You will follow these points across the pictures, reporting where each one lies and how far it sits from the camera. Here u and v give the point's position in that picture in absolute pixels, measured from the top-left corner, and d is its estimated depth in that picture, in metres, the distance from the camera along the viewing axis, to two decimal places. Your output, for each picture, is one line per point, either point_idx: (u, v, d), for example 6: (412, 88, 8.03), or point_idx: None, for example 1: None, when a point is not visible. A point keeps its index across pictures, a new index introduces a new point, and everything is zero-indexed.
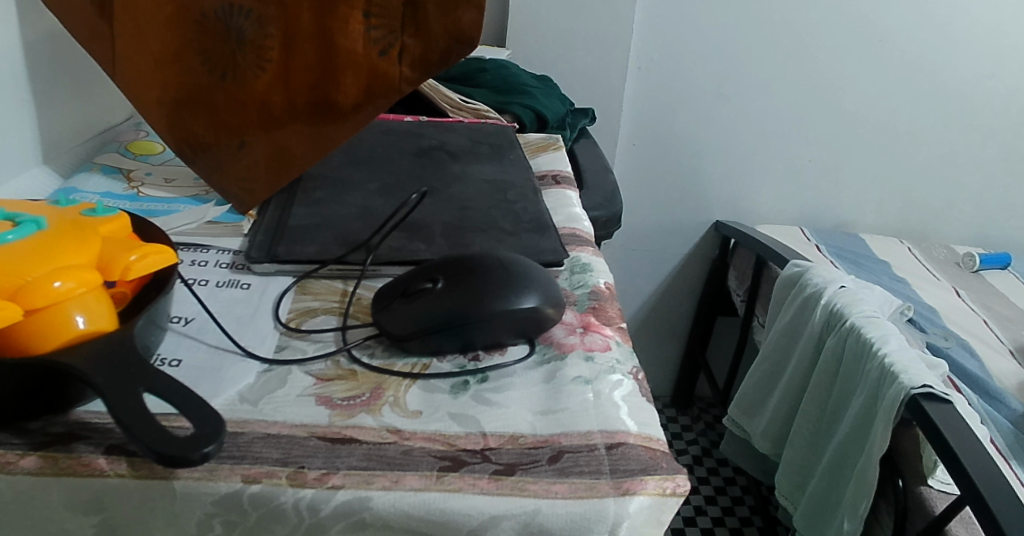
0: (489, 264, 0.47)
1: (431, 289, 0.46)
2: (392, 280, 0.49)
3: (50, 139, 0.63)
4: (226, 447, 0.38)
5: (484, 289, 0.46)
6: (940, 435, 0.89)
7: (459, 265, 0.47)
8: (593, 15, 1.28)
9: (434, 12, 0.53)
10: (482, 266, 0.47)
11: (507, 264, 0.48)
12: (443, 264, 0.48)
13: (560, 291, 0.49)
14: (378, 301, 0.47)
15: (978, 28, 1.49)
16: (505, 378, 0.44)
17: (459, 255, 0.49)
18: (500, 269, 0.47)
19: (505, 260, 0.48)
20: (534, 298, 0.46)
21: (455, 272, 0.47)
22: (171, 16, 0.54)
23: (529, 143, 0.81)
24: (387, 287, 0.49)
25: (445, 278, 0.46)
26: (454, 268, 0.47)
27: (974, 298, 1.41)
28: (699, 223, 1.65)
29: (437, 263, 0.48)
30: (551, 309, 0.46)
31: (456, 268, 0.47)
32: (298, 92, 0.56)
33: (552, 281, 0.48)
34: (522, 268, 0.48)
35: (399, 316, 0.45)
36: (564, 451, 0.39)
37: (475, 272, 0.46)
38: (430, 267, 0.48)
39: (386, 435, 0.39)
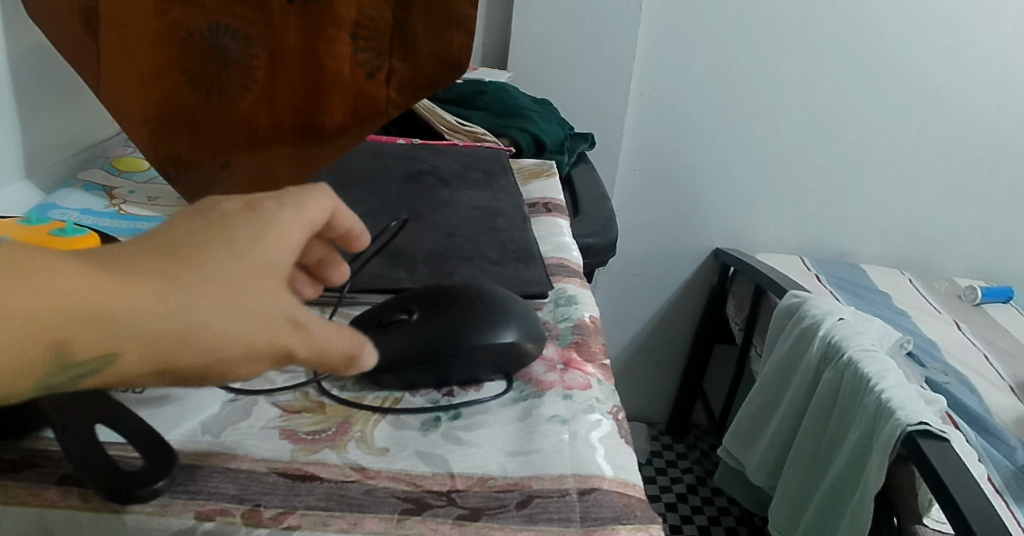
0: (467, 296, 0.47)
1: (407, 321, 0.45)
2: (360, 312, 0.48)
3: (35, 155, 0.62)
4: (181, 481, 0.36)
5: (462, 322, 0.45)
6: (935, 474, 0.87)
7: (437, 296, 0.46)
8: (597, 38, 1.28)
9: (422, 37, 0.52)
10: (462, 298, 0.46)
11: (486, 296, 0.47)
12: (416, 294, 0.47)
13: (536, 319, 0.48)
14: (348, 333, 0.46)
15: (984, 61, 1.49)
16: (477, 416, 0.42)
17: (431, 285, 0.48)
18: (481, 301, 0.46)
19: (485, 290, 0.48)
20: (514, 333, 0.45)
21: (430, 303, 0.46)
22: (157, 33, 0.53)
23: (521, 169, 0.80)
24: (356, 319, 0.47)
25: (420, 310, 0.45)
26: (432, 301, 0.46)
27: (975, 332, 1.39)
28: (699, 250, 1.63)
29: (411, 294, 0.47)
30: (531, 344, 0.45)
31: (433, 302, 0.46)
32: (284, 113, 0.55)
33: (532, 314, 0.47)
34: (501, 300, 0.47)
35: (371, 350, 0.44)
36: (533, 496, 0.37)
37: (452, 305, 0.46)
38: (406, 297, 0.47)
39: (349, 472, 0.38)
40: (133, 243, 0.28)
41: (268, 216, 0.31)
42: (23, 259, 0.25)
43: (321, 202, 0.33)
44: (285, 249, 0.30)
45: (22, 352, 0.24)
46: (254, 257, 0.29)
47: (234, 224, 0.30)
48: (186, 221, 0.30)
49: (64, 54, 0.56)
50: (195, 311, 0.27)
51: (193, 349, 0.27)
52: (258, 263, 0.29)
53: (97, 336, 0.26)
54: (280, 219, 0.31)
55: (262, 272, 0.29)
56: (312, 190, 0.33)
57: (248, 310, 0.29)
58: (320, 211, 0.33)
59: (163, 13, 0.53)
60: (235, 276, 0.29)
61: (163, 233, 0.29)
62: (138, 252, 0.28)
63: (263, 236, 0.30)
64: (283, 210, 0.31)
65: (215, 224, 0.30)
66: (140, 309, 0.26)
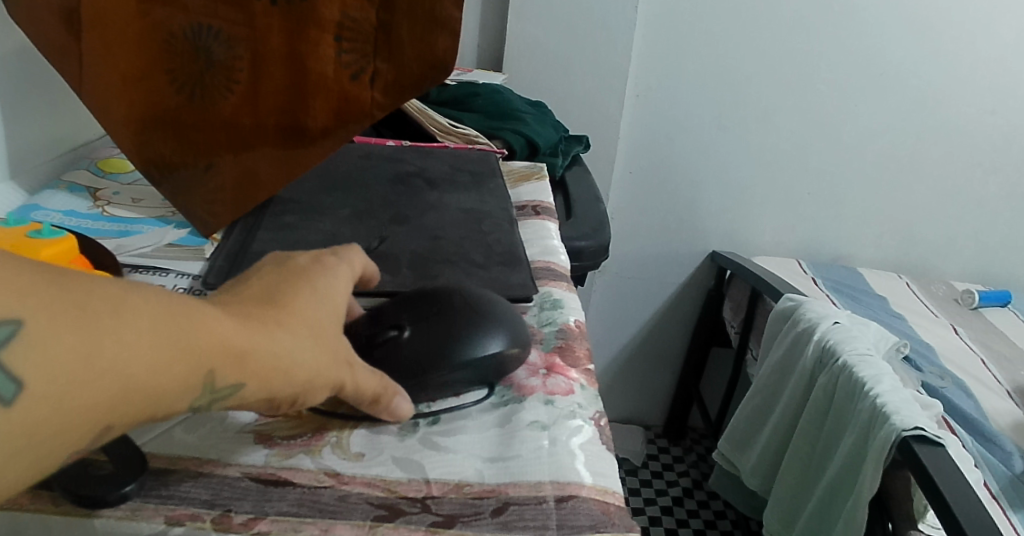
0: (459, 308, 0.45)
1: (399, 336, 0.43)
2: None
3: (18, 156, 0.62)
4: (152, 487, 0.36)
5: (458, 343, 0.44)
6: (930, 480, 0.87)
7: (425, 309, 0.45)
8: (592, 40, 1.27)
9: (408, 40, 0.53)
10: (454, 313, 0.45)
11: (478, 308, 0.46)
12: (401, 306, 0.45)
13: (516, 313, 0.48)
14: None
15: (980, 65, 1.48)
16: (456, 422, 0.42)
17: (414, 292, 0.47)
18: (470, 309, 0.46)
19: (470, 296, 0.47)
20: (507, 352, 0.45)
21: (421, 319, 0.45)
22: (140, 32, 0.53)
23: (512, 172, 0.79)
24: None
25: (410, 324, 0.44)
26: (420, 314, 0.45)
27: (972, 337, 1.39)
28: (695, 253, 1.63)
29: (397, 305, 0.46)
30: (519, 358, 0.45)
31: (422, 315, 0.45)
32: (267, 115, 0.55)
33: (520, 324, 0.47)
34: (489, 306, 0.46)
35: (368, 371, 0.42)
36: (509, 503, 0.37)
37: (445, 322, 0.44)
38: (393, 308, 0.45)
39: (323, 478, 0.37)
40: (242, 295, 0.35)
41: (328, 271, 0.40)
42: (193, 303, 0.31)
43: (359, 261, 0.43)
44: (341, 298, 0.39)
45: (189, 379, 0.30)
46: (326, 304, 0.38)
47: (308, 277, 0.38)
48: (272, 275, 0.37)
49: (42, 51, 0.54)
50: (300, 346, 0.35)
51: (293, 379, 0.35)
52: (331, 310, 0.38)
53: (235, 368, 0.32)
54: (333, 272, 0.40)
55: (334, 316, 0.38)
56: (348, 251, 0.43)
57: (329, 349, 0.36)
58: (360, 264, 0.43)
59: (145, 13, 0.53)
60: (317, 322, 0.36)
61: (259, 284, 0.36)
62: (252, 302, 0.35)
63: (329, 288, 0.39)
64: (334, 264, 0.41)
65: (296, 278, 0.38)
66: (267, 344, 0.33)
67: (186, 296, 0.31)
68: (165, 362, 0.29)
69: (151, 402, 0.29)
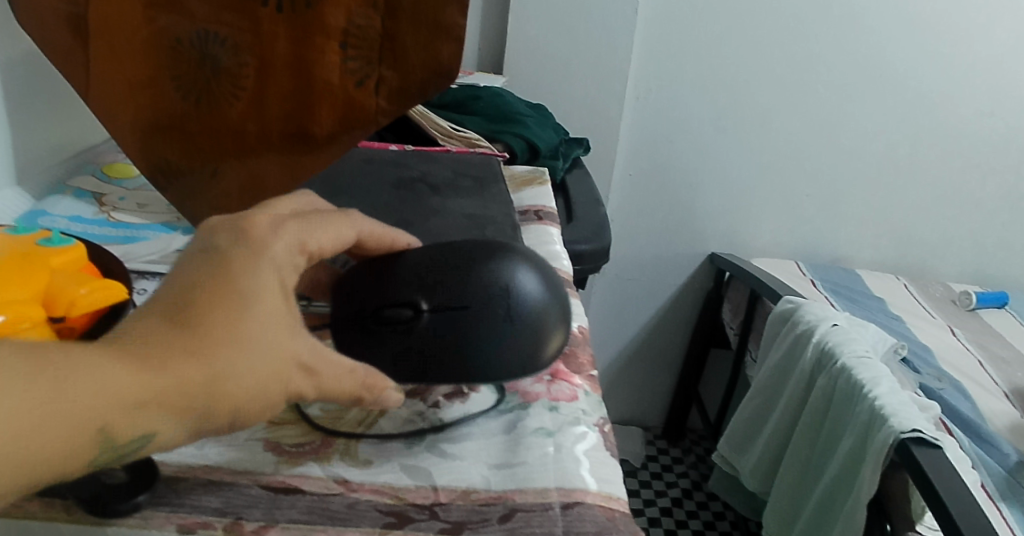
0: (482, 298, 0.44)
1: (411, 321, 0.44)
2: (384, 250, 0.47)
3: (24, 162, 0.62)
4: (163, 495, 0.36)
5: (463, 344, 0.44)
6: (928, 482, 0.87)
7: (459, 297, 0.45)
8: (592, 43, 1.28)
9: (412, 45, 0.52)
10: (473, 305, 0.44)
11: (500, 303, 0.45)
12: (435, 282, 0.45)
13: (557, 325, 0.46)
14: (361, 283, 0.46)
15: (977, 66, 1.49)
16: (463, 429, 0.42)
17: (467, 260, 0.46)
18: (500, 320, 0.44)
19: (512, 298, 0.45)
20: (506, 358, 0.44)
21: (442, 304, 0.45)
22: (146, 41, 0.54)
23: (514, 176, 0.80)
24: (380, 264, 0.47)
25: (429, 311, 0.44)
26: (450, 302, 0.45)
27: (970, 338, 1.39)
28: (695, 254, 1.63)
29: (437, 274, 0.46)
30: (520, 359, 0.44)
31: (450, 304, 0.45)
32: (272, 121, 0.56)
33: (540, 314, 0.45)
34: (523, 321, 0.45)
35: (366, 340, 0.45)
36: (516, 510, 0.37)
37: (461, 314, 0.44)
38: (421, 282, 0.45)
39: (332, 485, 0.38)
40: (160, 318, 0.34)
41: (260, 263, 0.37)
42: (76, 363, 0.31)
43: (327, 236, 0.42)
44: (277, 292, 0.36)
45: (82, 441, 0.30)
46: (255, 308, 0.35)
47: (234, 279, 0.35)
48: (193, 285, 0.35)
49: (48, 54, 0.55)
50: (222, 373, 0.33)
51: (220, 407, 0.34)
52: (261, 313, 0.35)
53: (139, 420, 0.32)
54: (268, 263, 0.37)
55: (267, 320, 0.35)
56: (327, 226, 0.42)
57: (267, 365, 0.35)
58: (328, 242, 0.42)
59: (150, 22, 0.54)
60: (249, 337, 0.34)
61: (175, 303, 0.34)
62: (167, 329, 0.33)
63: (259, 286, 0.36)
64: (274, 250, 0.38)
65: (218, 285, 0.35)
66: (178, 384, 0.32)
67: (75, 352, 0.31)
68: (50, 437, 0.30)
69: (43, 472, 0.30)
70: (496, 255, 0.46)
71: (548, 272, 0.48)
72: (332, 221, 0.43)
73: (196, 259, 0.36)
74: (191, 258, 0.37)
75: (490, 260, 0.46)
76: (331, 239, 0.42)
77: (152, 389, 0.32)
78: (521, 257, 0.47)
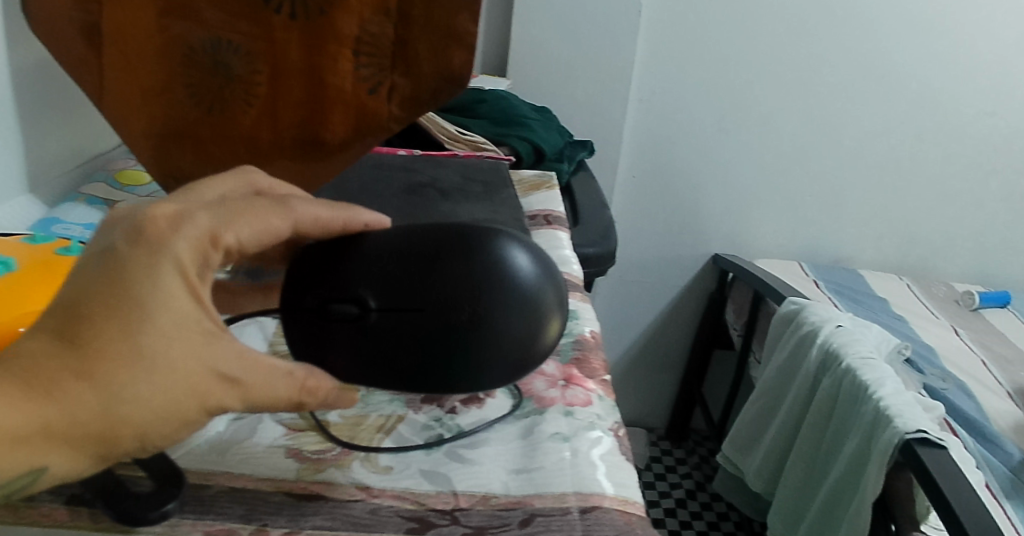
0: (437, 302, 0.42)
1: (358, 319, 0.43)
2: (337, 234, 0.44)
3: (36, 169, 0.63)
4: (188, 502, 0.37)
5: (412, 350, 0.42)
6: (932, 482, 0.88)
7: (414, 298, 0.42)
8: (596, 45, 1.28)
9: (424, 54, 0.53)
10: (426, 308, 0.42)
11: (457, 310, 0.42)
12: (388, 279, 0.43)
13: (553, 309, 0.45)
14: (312, 266, 0.44)
15: (980, 65, 1.49)
16: (480, 434, 0.43)
17: (428, 258, 0.43)
18: (460, 329, 0.42)
19: (476, 305, 0.43)
20: (458, 369, 0.43)
21: (393, 304, 0.43)
22: (159, 48, 0.54)
23: (522, 181, 0.80)
24: (334, 247, 0.44)
25: (378, 312, 0.43)
26: (403, 302, 0.43)
27: (973, 338, 1.40)
28: (698, 255, 1.64)
29: (392, 270, 0.43)
30: (474, 369, 0.43)
31: (404, 305, 0.42)
32: (286, 128, 0.56)
33: (504, 322, 0.43)
34: (486, 329, 0.43)
35: (315, 332, 0.44)
36: (536, 514, 0.38)
37: (411, 317, 0.42)
38: (373, 276, 0.43)
39: (354, 491, 0.39)
40: (52, 335, 0.33)
41: (160, 266, 0.34)
42: None
43: (256, 220, 0.38)
44: (184, 299, 0.34)
45: None
46: (153, 324, 0.33)
47: (130, 287, 0.33)
48: (87, 294, 0.33)
49: (61, 60, 0.55)
50: (118, 395, 0.32)
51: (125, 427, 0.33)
52: (158, 329, 0.33)
53: (28, 453, 0.32)
54: (168, 264, 0.34)
55: (168, 334, 0.33)
56: (253, 209, 0.38)
57: (173, 381, 0.33)
58: (255, 231, 0.38)
59: (163, 29, 0.54)
60: (147, 353, 0.33)
61: (67, 317, 0.33)
62: (56, 352, 0.32)
63: (158, 295, 0.33)
64: (177, 246, 0.35)
65: (113, 297, 0.33)
66: (69, 411, 0.32)
67: None
68: None
69: None
70: (463, 252, 0.44)
71: (529, 268, 0.45)
72: (263, 208, 0.39)
73: (95, 259, 0.34)
74: (91, 256, 0.34)
75: (455, 259, 0.43)
76: (254, 231, 0.38)
77: (40, 421, 0.32)
78: (495, 253, 0.44)
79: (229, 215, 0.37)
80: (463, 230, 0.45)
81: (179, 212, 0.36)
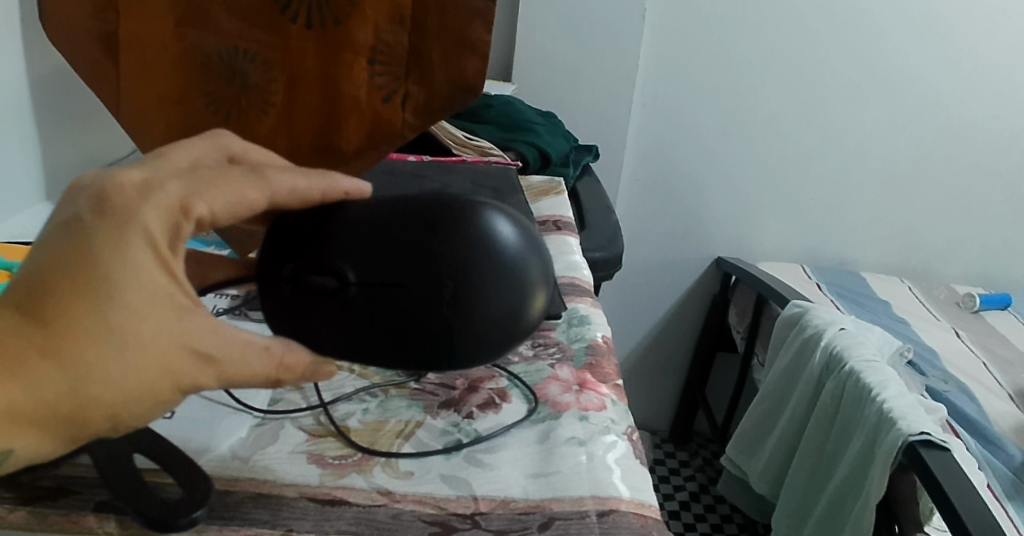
0: (419, 277, 0.40)
1: (336, 291, 0.41)
2: (315, 204, 0.41)
3: (53, 177, 0.64)
4: (215, 508, 0.38)
5: (394, 328, 0.40)
6: (936, 484, 0.88)
7: (395, 273, 0.41)
8: (601, 50, 1.29)
9: (438, 61, 0.52)
10: (409, 284, 0.40)
11: (442, 286, 0.40)
12: (368, 251, 0.41)
13: (538, 283, 0.43)
14: (288, 234, 0.42)
15: (982, 69, 1.50)
16: (497, 439, 0.44)
17: (409, 230, 0.41)
18: (442, 306, 0.40)
19: (458, 281, 0.41)
20: (445, 348, 0.41)
21: (372, 277, 0.41)
22: (178, 57, 0.55)
23: (530, 187, 0.81)
24: (310, 215, 0.42)
25: (357, 285, 0.41)
26: (384, 276, 0.41)
27: (975, 340, 1.40)
28: (700, 258, 1.65)
29: (371, 242, 0.41)
30: (461, 349, 0.41)
31: (384, 280, 0.41)
32: (302, 136, 0.56)
33: (491, 299, 0.41)
34: (470, 307, 0.41)
35: (291, 304, 0.42)
36: (554, 518, 0.39)
37: (392, 292, 0.40)
38: (351, 247, 0.41)
39: (376, 497, 0.40)
40: (19, 311, 0.33)
41: (129, 237, 0.34)
42: None
43: (230, 189, 0.37)
44: (154, 272, 0.34)
45: None
46: (120, 300, 0.33)
47: (98, 259, 0.33)
48: (55, 267, 0.33)
49: (79, 68, 0.56)
50: (87, 373, 0.32)
51: (97, 406, 0.33)
52: (127, 304, 0.33)
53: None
54: (139, 235, 0.34)
55: (137, 310, 0.33)
56: (227, 177, 0.37)
57: (145, 359, 0.33)
58: (228, 200, 0.37)
59: (182, 38, 0.55)
60: (116, 328, 0.33)
61: (32, 292, 0.33)
62: (22, 329, 0.32)
63: (126, 268, 0.33)
64: (143, 216, 0.34)
65: (81, 271, 0.33)
66: (37, 388, 0.32)
67: None
68: None
69: None
70: (445, 224, 0.41)
71: (512, 238, 0.43)
72: (238, 177, 0.37)
73: (63, 230, 0.34)
74: (59, 226, 0.34)
75: (437, 231, 0.41)
76: (230, 201, 0.36)
77: (6, 402, 0.32)
78: (480, 227, 0.42)
79: (201, 183, 0.36)
80: (446, 201, 0.42)
81: (149, 180, 0.35)
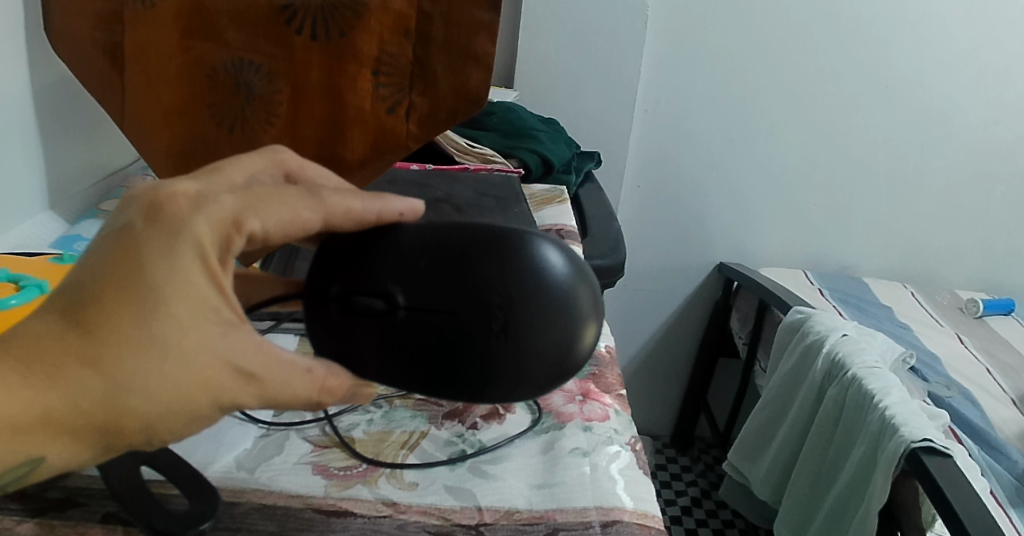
0: (469, 304, 0.40)
1: (382, 315, 0.40)
2: (367, 226, 0.40)
3: (58, 185, 0.64)
4: (221, 519, 0.38)
5: (440, 353, 0.40)
6: (939, 491, 0.88)
7: (444, 298, 0.40)
8: (603, 56, 1.30)
9: (442, 73, 0.53)
10: (458, 310, 0.40)
11: (490, 315, 0.40)
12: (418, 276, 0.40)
13: (589, 314, 0.41)
14: (338, 253, 0.42)
15: (985, 75, 1.51)
16: (501, 450, 0.44)
17: (460, 255, 0.40)
18: (488, 336, 0.39)
19: (507, 311, 0.40)
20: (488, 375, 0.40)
21: (424, 302, 0.40)
22: (182, 68, 0.55)
23: (533, 195, 0.82)
24: (361, 237, 0.41)
25: (404, 309, 0.40)
26: (433, 301, 0.40)
27: (977, 346, 1.40)
28: (702, 264, 1.65)
29: (422, 267, 0.40)
30: (504, 376, 0.40)
31: (432, 305, 0.40)
32: (306, 146, 0.55)
33: (541, 332, 0.40)
34: (520, 337, 0.40)
35: (337, 324, 0.41)
36: (558, 529, 0.39)
37: (440, 319, 0.40)
38: (402, 271, 0.40)
39: (381, 507, 0.40)
40: (68, 317, 0.33)
41: (179, 248, 0.34)
42: None
43: (283, 208, 0.36)
44: (199, 283, 0.34)
45: None
46: (165, 310, 0.33)
47: (145, 268, 0.33)
48: (103, 276, 0.33)
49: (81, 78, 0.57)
50: (126, 383, 0.33)
51: (133, 416, 0.33)
52: (170, 315, 0.33)
53: (31, 441, 0.33)
54: (188, 246, 0.34)
55: (180, 321, 0.33)
56: (282, 197, 0.36)
57: (183, 373, 0.33)
58: (281, 222, 0.36)
59: (186, 50, 0.55)
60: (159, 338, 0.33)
61: (80, 299, 0.33)
62: (67, 335, 0.33)
63: (173, 279, 0.33)
64: (194, 228, 0.34)
65: (128, 280, 0.33)
66: (77, 396, 0.33)
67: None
68: None
69: None
70: (499, 250, 0.41)
71: (564, 268, 0.41)
72: (292, 196, 0.37)
73: (113, 237, 0.34)
74: (110, 234, 0.34)
75: (489, 258, 0.40)
76: (281, 219, 0.36)
77: (43, 410, 0.33)
78: (531, 256, 0.41)
79: (255, 198, 0.36)
80: (498, 227, 0.42)
81: (202, 193, 0.35)
